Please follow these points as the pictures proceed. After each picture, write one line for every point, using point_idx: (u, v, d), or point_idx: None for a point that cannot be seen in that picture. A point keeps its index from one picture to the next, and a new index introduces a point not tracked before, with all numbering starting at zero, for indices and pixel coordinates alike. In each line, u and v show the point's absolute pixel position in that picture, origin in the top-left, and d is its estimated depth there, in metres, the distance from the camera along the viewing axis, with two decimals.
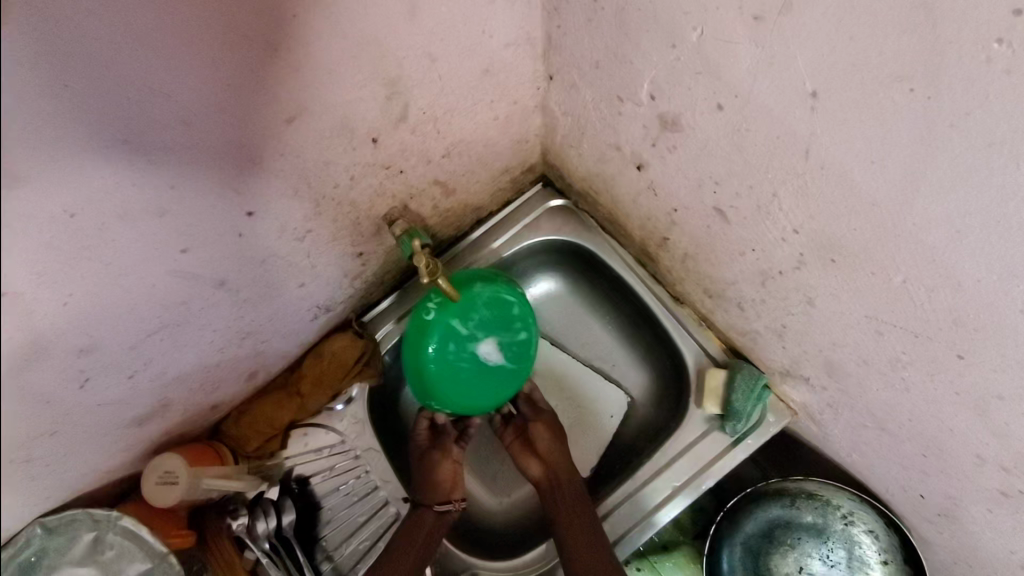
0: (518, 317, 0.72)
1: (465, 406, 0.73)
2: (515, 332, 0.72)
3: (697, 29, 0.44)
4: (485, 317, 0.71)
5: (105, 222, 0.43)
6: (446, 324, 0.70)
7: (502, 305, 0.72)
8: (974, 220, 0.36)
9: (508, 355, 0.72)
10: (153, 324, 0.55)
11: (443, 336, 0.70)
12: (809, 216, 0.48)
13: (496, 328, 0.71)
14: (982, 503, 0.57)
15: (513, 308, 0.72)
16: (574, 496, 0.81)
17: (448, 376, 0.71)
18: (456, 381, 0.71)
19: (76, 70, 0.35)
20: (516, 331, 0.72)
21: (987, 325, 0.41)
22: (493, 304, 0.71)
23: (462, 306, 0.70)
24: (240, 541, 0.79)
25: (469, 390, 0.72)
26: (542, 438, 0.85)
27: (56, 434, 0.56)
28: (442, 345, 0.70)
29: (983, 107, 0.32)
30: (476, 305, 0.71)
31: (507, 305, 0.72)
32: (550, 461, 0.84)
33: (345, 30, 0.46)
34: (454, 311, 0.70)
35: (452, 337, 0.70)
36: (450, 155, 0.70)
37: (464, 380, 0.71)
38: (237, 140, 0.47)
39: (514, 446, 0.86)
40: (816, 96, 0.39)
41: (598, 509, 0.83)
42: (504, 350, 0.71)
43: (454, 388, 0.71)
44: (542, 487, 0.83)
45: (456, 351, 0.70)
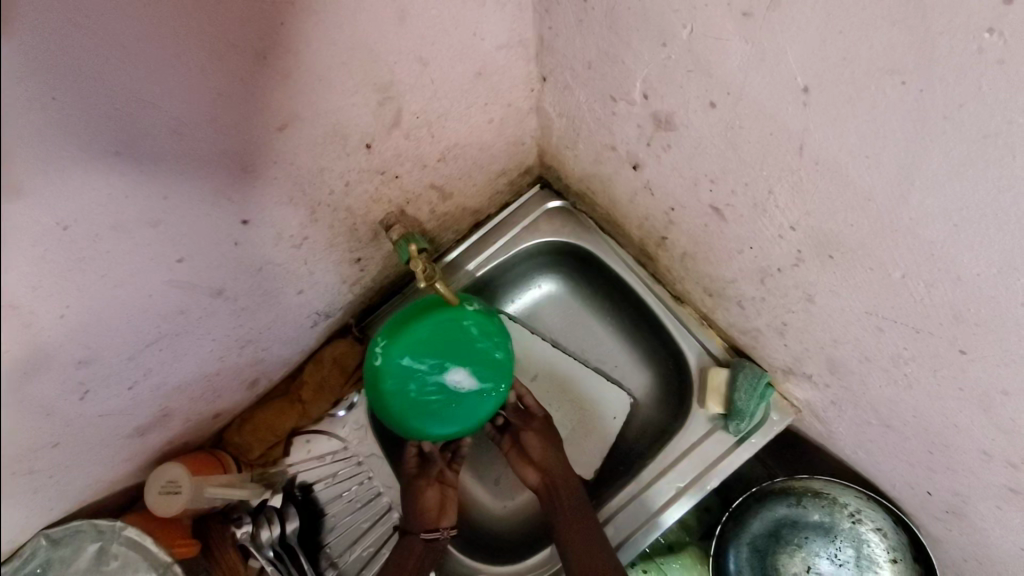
0: (477, 338, 0.71)
1: (450, 433, 0.73)
2: (479, 352, 0.71)
3: (687, 26, 0.43)
4: (447, 345, 0.70)
5: (98, 233, 0.43)
6: (402, 362, 0.69)
7: (455, 329, 0.70)
8: (970, 213, 0.36)
9: (477, 375, 0.71)
10: (152, 334, 0.56)
11: (404, 375, 0.69)
12: (805, 212, 0.48)
13: (457, 354, 0.70)
14: (990, 500, 0.56)
15: (468, 330, 0.71)
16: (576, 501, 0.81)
17: (422, 411, 0.70)
18: (432, 414, 0.71)
19: (63, 83, 0.35)
20: (477, 351, 0.71)
21: (988, 319, 0.41)
22: (445, 332, 0.70)
23: (412, 341, 0.69)
24: (245, 549, 0.78)
25: (449, 418, 0.72)
26: (535, 447, 0.85)
27: (57, 446, 0.56)
28: (404, 385, 0.69)
29: (976, 99, 0.31)
30: (428, 335, 0.69)
31: (460, 326, 0.70)
32: (547, 469, 0.84)
33: (334, 37, 0.46)
34: (405, 348, 0.69)
35: (416, 371, 0.69)
36: (444, 160, 0.70)
37: (437, 411, 0.71)
38: (230, 149, 0.47)
39: (510, 455, 0.86)
40: (808, 90, 0.39)
41: (599, 512, 0.82)
42: (471, 374, 0.71)
43: (432, 421, 0.71)
44: (542, 494, 0.83)
45: (421, 384, 0.70)
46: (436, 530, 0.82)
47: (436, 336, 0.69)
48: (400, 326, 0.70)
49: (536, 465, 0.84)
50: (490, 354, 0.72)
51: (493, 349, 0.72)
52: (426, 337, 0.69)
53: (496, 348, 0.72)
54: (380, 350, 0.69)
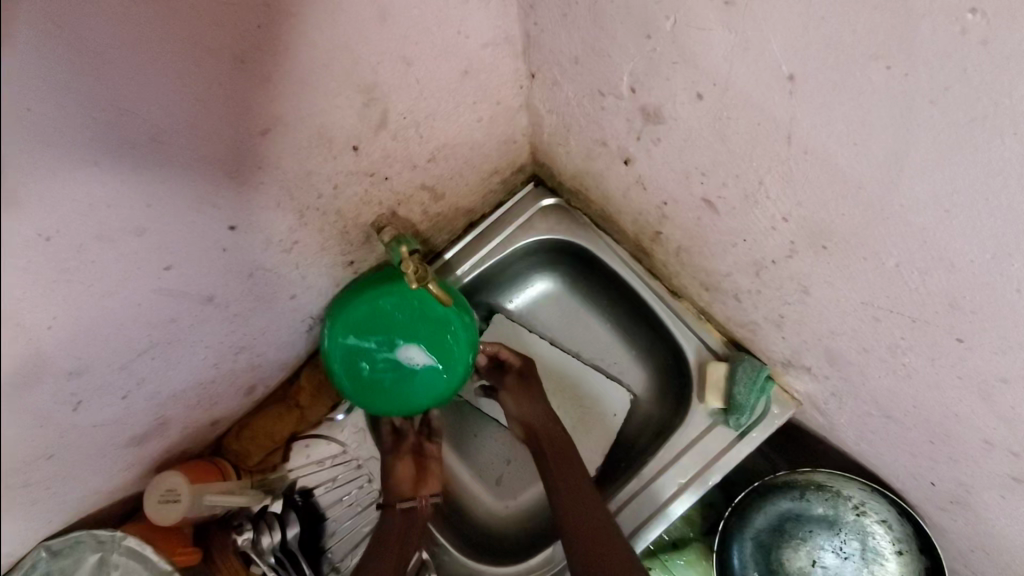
0: (421, 311, 0.71)
1: (411, 408, 0.73)
2: (425, 326, 0.71)
3: (670, 17, 0.43)
4: (393, 320, 0.70)
5: (83, 243, 0.42)
6: (348, 342, 0.70)
7: (398, 303, 0.70)
8: (962, 198, 0.35)
9: (427, 348, 0.71)
10: (143, 343, 0.55)
11: (353, 354, 0.70)
12: (797, 202, 0.47)
13: (404, 330, 0.70)
14: (994, 489, 0.55)
15: (410, 303, 0.70)
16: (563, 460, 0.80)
17: (377, 389, 0.71)
18: (387, 391, 0.71)
19: (37, 93, 0.35)
20: (425, 324, 0.71)
21: (984, 307, 0.40)
22: (388, 308, 0.70)
23: (354, 321, 0.70)
24: (247, 556, 0.77)
25: (406, 393, 0.72)
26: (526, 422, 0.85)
27: (51, 458, 0.56)
28: (354, 364, 0.70)
29: (962, 83, 0.31)
30: (369, 313, 0.70)
31: (403, 300, 0.70)
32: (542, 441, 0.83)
33: (313, 38, 0.46)
34: (347, 327, 0.70)
35: (365, 350, 0.70)
36: (435, 159, 0.69)
37: (392, 388, 0.71)
38: (213, 155, 0.47)
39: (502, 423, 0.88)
40: (794, 80, 0.38)
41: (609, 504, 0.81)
42: (419, 348, 0.70)
43: (389, 397, 0.72)
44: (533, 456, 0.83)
45: (371, 362, 0.70)
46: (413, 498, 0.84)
47: (377, 312, 0.70)
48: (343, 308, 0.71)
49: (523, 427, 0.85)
50: (437, 325, 0.71)
51: (440, 320, 0.71)
52: (367, 314, 0.70)
53: (443, 318, 0.71)
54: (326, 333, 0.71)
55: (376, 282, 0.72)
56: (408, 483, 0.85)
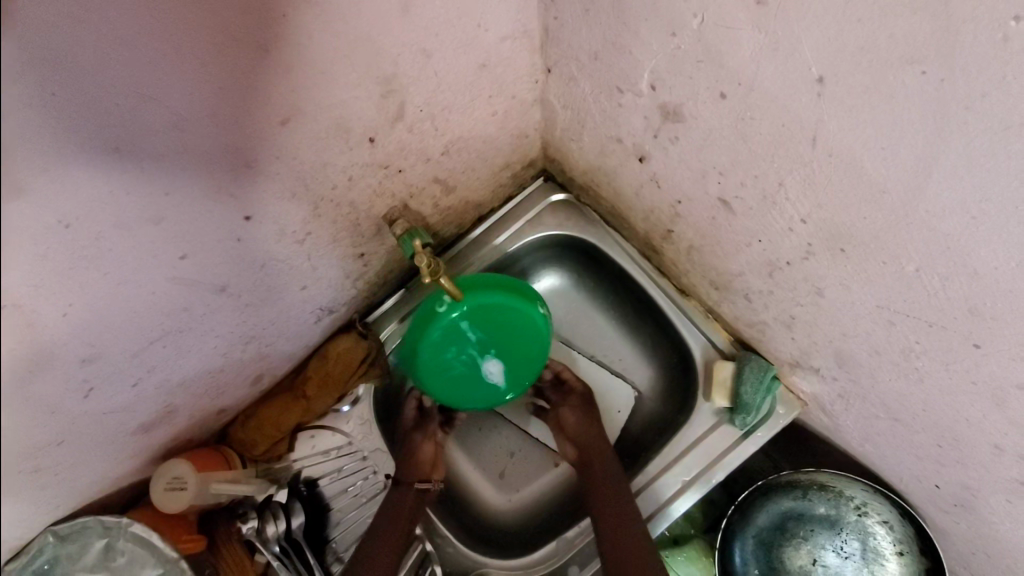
0: (532, 339, 0.72)
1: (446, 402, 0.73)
2: (524, 353, 0.72)
3: (698, 15, 0.43)
4: (500, 332, 0.70)
5: (100, 231, 0.42)
6: (453, 324, 0.68)
7: (521, 323, 0.70)
8: (990, 206, 0.35)
9: (510, 371, 0.72)
10: (155, 331, 0.55)
11: (449, 336, 0.69)
12: (817, 204, 0.47)
13: (505, 345, 0.71)
14: (1001, 494, 0.56)
15: (530, 329, 0.71)
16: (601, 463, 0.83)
17: (442, 374, 0.70)
18: (444, 380, 0.71)
19: (63, 78, 0.35)
20: (525, 353, 0.72)
21: (1004, 313, 0.40)
22: (509, 320, 0.70)
23: (479, 309, 0.68)
24: (251, 544, 0.78)
25: (458, 393, 0.72)
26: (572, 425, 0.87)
27: (62, 444, 0.56)
28: (443, 341, 0.69)
29: (999, 90, 0.31)
30: (492, 313, 0.69)
31: (527, 322, 0.71)
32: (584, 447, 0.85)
33: (337, 29, 0.45)
34: (464, 310, 0.68)
35: (455, 340, 0.69)
36: (448, 153, 0.69)
37: (453, 380, 0.71)
38: (233, 143, 0.46)
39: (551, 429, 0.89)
40: (823, 81, 0.38)
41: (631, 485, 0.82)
42: (505, 365, 0.72)
43: (442, 386, 0.71)
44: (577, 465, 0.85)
45: (456, 350, 0.69)
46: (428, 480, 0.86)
47: (498, 316, 0.69)
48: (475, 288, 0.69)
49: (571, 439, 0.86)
50: (532, 358, 0.73)
51: (536, 355, 0.73)
52: (491, 313, 0.69)
53: (540, 357, 0.74)
54: (448, 296, 0.69)
55: (520, 289, 0.71)
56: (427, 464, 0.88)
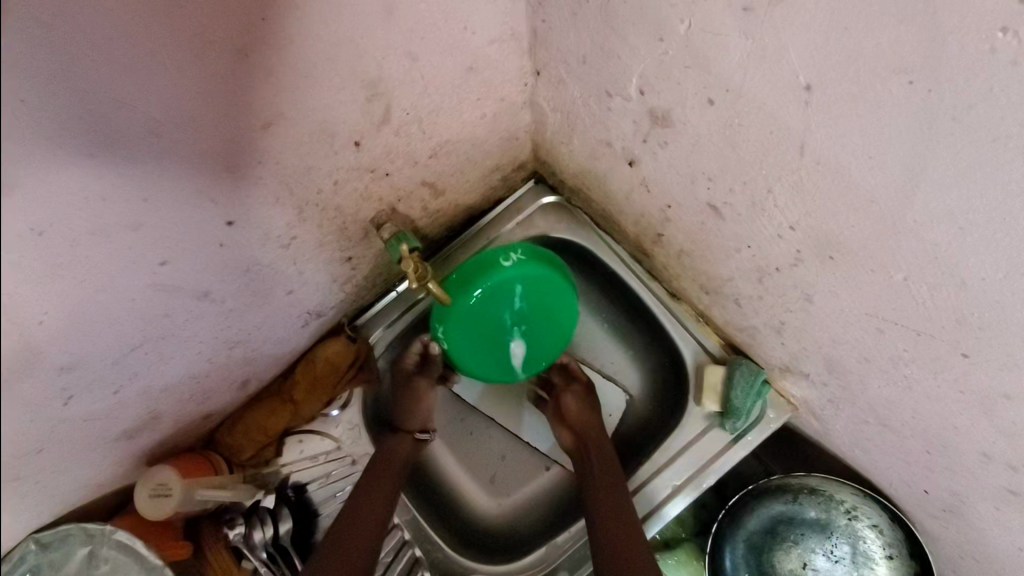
0: (558, 329, 0.75)
1: (456, 351, 0.72)
2: (545, 339, 0.75)
3: (685, 21, 0.42)
4: (537, 313, 0.72)
5: (76, 239, 0.41)
6: (505, 287, 0.68)
7: (559, 311, 0.73)
8: (978, 216, 0.35)
9: (528, 352, 0.74)
10: (137, 338, 0.54)
11: (499, 294, 0.68)
12: (805, 212, 0.47)
13: (536, 328, 0.73)
14: (989, 501, 0.56)
15: (560, 324, 0.75)
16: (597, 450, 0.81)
17: (470, 323, 0.69)
18: (468, 331, 0.70)
19: (34, 84, 0.34)
20: (545, 344, 0.75)
21: (991, 323, 0.40)
22: (551, 306, 0.72)
23: (534, 283, 0.69)
24: (238, 550, 0.77)
25: (474, 351, 0.72)
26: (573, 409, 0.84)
27: (41, 452, 0.55)
28: (493, 295, 0.68)
29: (987, 101, 0.30)
30: (542, 291, 0.71)
31: (563, 311, 0.74)
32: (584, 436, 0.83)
33: (318, 32, 0.44)
34: (522, 279, 0.68)
35: (497, 303, 0.69)
36: (436, 156, 0.68)
37: (478, 336, 0.70)
38: (213, 148, 0.45)
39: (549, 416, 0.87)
40: (810, 89, 0.38)
41: (628, 485, 0.82)
42: (529, 341, 0.73)
43: (465, 336, 0.70)
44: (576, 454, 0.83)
45: (494, 310, 0.69)
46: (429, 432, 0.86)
47: (546, 296, 0.71)
48: (541, 264, 0.70)
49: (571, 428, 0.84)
50: (550, 348, 0.76)
51: (551, 346, 0.76)
52: (541, 290, 0.70)
53: (551, 352, 0.77)
54: (516, 256, 0.69)
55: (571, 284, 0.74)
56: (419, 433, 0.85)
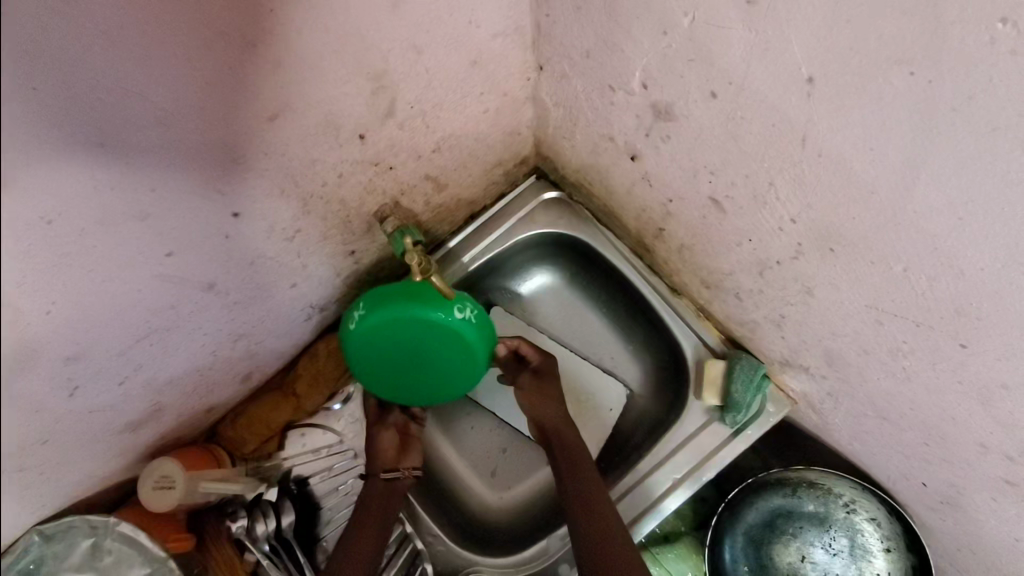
0: (449, 342, 0.67)
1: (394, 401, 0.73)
2: (448, 355, 0.68)
3: (689, 14, 0.42)
4: (419, 342, 0.67)
5: (84, 228, 0.42)
6: (370, 340, 0.66)
7: (435, 327, 0.66)
8: (977, 207, 0.35)
9: (441, 372, 0.69)
10: (142, 329, 0.55)
11: (370, 348, 0.67)
12: (807, 204, 0.47)
13: (427, 355, 0.68)
14: (985, 491, 0.56)
15: (448, 338, 0.67)
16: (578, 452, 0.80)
17: (376, 381, 0.70)
18: (384, 385, 0.71)
19: (46, 74, 0.34)
20: (450, 359, 0.68)
21: (989, 314, 0.41)
22: (425, 329, 0.66)
23: (386, 324, 0.65)
24: (241, 543, 0.77)
25: (405, 392, 0.71)
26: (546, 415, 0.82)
27: (47, 442, 0.55)
28: (366, 353, 0.67)
29: (986, 91, 0.31)
30: (403, 324, 0.65)
31: (430, 322, 0.65)
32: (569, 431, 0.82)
33: (326, 24, 0.45)
34: (369, 326, 0.66)
35: (380, 351, 0.67)
36: (439, 150, 0.69)
37: (390, 384, 0.70)
38: (220, 139, 0.46)
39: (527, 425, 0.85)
40: (813, 81, 0.38)
41: (612, 490, 0.82)
42: (432, 367, 0.69)
43: (386, 391, 0.71)
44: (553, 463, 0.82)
45: (378, 359, 0.68)
46: (397, 469, 0.81)
47: (411, 325, 0.65)
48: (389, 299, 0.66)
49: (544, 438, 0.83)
50: (461, 359, 0.69)
51: (463, 354, 0.68)
52: (392, 323, 0.65)
53: (469, 360, 0.69)
54: (359, 314, 0.67)
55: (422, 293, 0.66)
56: (392, 452, 0.82)
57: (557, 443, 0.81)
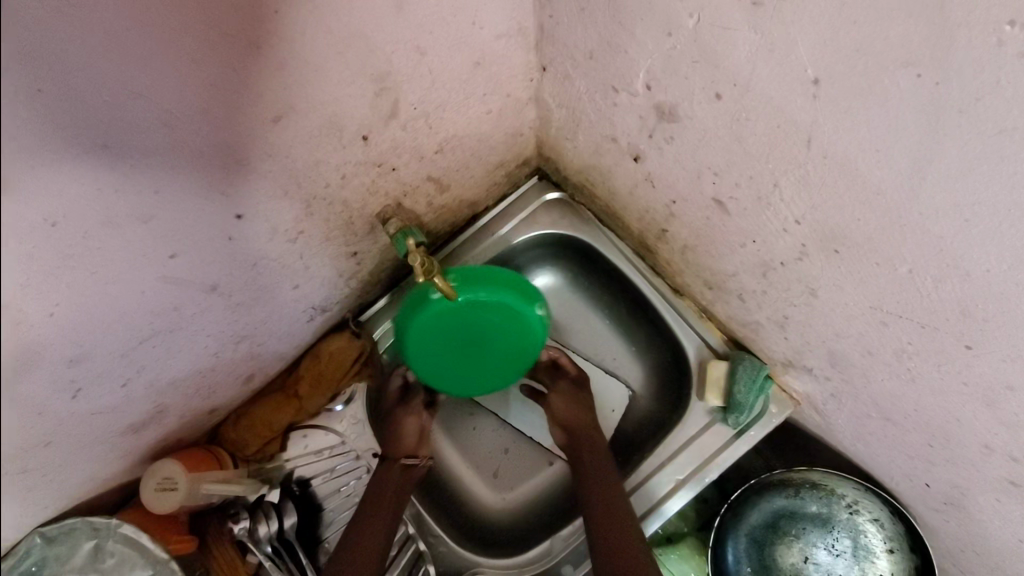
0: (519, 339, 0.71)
1: (431, 381, 0.73)
2: (513, 347, 0.71)
3: (694, 15, 0.42)
4: (492, 329, 0.69)
5: (88, 230, 0.41)
6: (444, 315, 0.66)
7: (517, 320, 0.69)
8: (984, 208, 0.35)
9: (499, 362, 0.72)
10: (146, 331, 0.54)
11: (439, 324, 0.67)
12: (811, 205, 0.47)
13: (495, 342, 0.70)
14: (989, 492, 0.56)
15: (523, 332, 0.70)
16: (593, 448, 0.82)
17: (427, 356, 0.70)
18: (431, 363, 0.71)
19: (49, 76, 0.34)
20: (514, 352, 0.72)
21: (995, 315, 0.41)
22: (506, 320, 0.68)
23: (472, 304, 0.66)
24: (243, 545, 0.77)
25: (450, 376, 0.72)
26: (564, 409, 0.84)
27: (50, 444, 0.55)
28: (435, 326, 0.67)
29: (993, 93, 0.31)
30: (489, 308, 0.67)
31: (515, 318, 0.68)
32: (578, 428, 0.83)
33: (330, 26, 0.45)
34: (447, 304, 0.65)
35: (449, 328, 0.68)
36: (442, 151, 0.69)
37: (439, 364, 0.71)
38: (224, 140, 0.46)
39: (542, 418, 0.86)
40: (818, 83, 0.38)
41: (625, 483, 0.83)
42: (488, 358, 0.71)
43: (428, 367, 0.71)
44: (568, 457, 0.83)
45: (444, 336, 0.68)
46: (416, 456, 0.84)
47: (496, 312, 0.67)
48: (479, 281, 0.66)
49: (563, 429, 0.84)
50: (524, 354, 0.72)
51: (522, 352, 0.72)
52: (474, 307, 0.66)
53: (528, 357, 0.73)
54: (444, 284, 0.66)
55: (517, 286, 0.69)
56: (412, 437, 0.85)
57: (579, 438, 0.83)
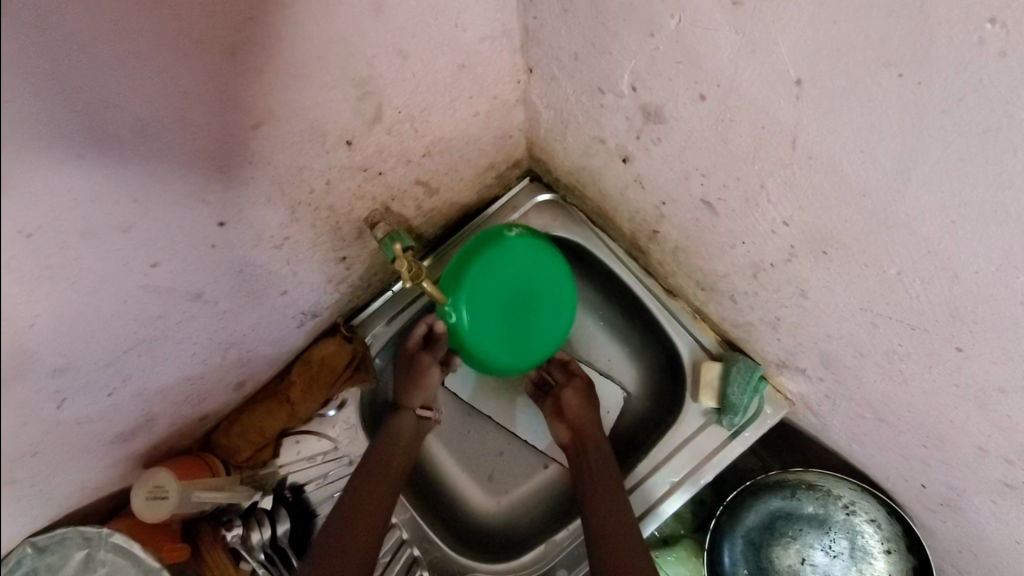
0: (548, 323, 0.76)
1: (466, 329, 0.72)
2: (549, 313, 0.76)
3: (675, 16, 0.42)
4: (540, 284, 0.75)
5: (65, 240, 0.41)
6: (509, 257, 0.73)
7: (562, 286, 0.76)
8: (969, 210, 0.35)
9: (535, 327, 0.75)
10: (130, 340, 0.54)
11: (501, 265, 0.72)
12: (798, 207, 0.47)
13: (539, 299, 0.75)
14: (985, 494, 0.56)
15: (562, 300, 0.77)
16: (594, 447, 0.81)
17: (477, 297, 0.72)
18: (475, 309, 0.72)
19: (22, 87, 0.33)
20: (548, 320, 0.76)
21: (985, 317, 0.40)
22: (554, 281, 0.76)
23: (534, 256, 0.74)
24: (235, 552, 0.77)
25: (486, 329, 0.73)
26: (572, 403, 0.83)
27: (36, 455, 0.55)
28: (499, 264, 0.72)
29: (976, 92, 0.30)
30: (546, 265, 0.75)
31: (561, 288, 0.77)
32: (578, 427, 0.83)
33: (309, 32, 0.44)
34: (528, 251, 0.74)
35: (505, 273, 0.73)
36: (430, 154, 0.68)
37: (484, 312, 0.72)
38: (204, 146, 0.45)
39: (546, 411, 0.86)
40: (801, 84, 0.38)
41: (626, 482, 0.82)
42: (523, 325, 0.75)
43: (470, 312, 0.72)
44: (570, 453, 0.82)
45: (499, 280, 0.72)
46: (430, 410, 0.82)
47: (551, 270, 0.76)
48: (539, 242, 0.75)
49: (570, 423, 0.83)
50: (556, 327, 0.77)
51: (543, 334, 0.76)
52: (542, 262, 0.75)
53: (556, 332, 0.77)
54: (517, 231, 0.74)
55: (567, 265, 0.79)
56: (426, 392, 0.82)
57: (585, 435, 0.82)
